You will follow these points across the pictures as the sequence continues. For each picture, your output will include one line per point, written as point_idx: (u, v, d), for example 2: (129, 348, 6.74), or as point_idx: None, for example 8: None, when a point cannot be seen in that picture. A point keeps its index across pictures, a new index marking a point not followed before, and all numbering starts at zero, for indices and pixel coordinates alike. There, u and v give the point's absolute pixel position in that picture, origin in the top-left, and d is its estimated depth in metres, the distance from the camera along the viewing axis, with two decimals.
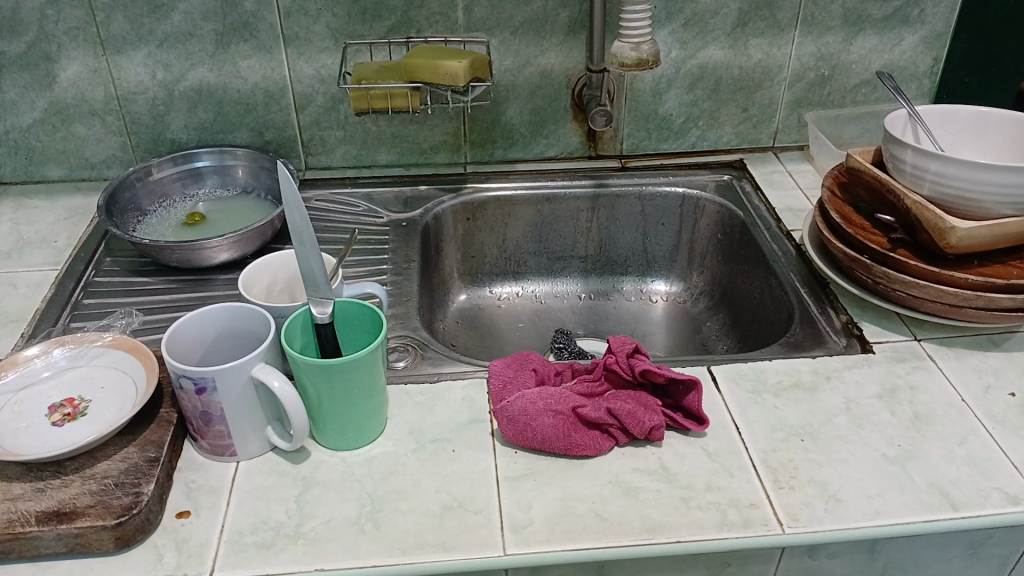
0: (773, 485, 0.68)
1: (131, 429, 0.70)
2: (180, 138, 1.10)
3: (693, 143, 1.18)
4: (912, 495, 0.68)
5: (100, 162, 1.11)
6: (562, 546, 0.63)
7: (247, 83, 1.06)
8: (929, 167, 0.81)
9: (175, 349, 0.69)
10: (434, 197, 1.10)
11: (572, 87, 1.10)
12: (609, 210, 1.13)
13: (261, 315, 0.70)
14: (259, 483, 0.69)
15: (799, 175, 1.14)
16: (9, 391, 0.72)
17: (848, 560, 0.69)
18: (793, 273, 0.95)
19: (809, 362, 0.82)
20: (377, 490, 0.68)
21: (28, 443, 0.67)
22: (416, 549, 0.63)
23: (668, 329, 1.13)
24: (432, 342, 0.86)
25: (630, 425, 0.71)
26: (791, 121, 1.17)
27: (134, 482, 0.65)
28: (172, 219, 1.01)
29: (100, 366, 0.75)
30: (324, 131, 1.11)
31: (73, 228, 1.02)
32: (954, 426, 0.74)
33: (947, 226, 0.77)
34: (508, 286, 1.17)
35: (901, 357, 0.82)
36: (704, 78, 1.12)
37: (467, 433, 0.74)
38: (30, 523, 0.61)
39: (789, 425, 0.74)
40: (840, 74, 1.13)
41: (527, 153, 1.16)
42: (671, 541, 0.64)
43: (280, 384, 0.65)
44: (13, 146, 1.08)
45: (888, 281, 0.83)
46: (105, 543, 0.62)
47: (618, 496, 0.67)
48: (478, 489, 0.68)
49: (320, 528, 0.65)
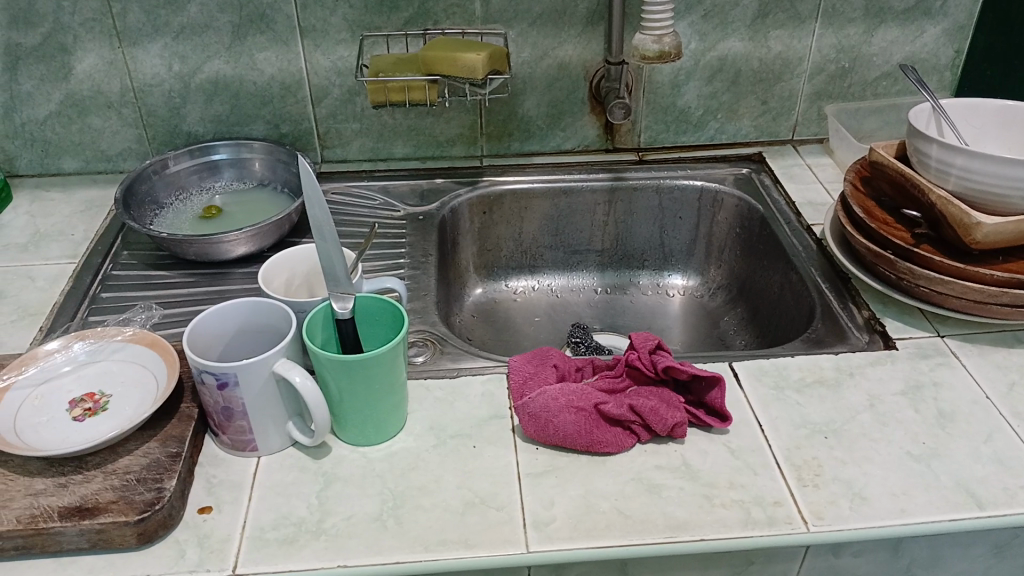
0: (796, 483, 0.68)
1: (153, 424, 0.69)
2: (196, 130, 1.09)
3: (711, 135, 1.16)
4: (938, 494, 0.67)
5: (116, 154, 1.10)
6: (585, 543, 0.63)
7: (263, 75, 1.05)
8: (955, 162, 0.79)
9: (196, 344, 0.69)
10: (450, 190, 1.09)
11: (590, 79, 1.09)
12: (626, 204, 1.13)
13: (281, 310, 0.70)
14: (280, 478, 0.69)
15: (818, 168, 1.12)
16: (29, 384, 0.72)
17: (872, 559, 0.68)
18: (813, 268, 0.95)
19: (831, 358, 0.81)
20: (399, 485, 0.68)
21: (49, 438, 0.67)
22: (439, 546, 0.63)
23: (685, 325, 1.12)
24: (450, 337, 0.85)
25: (653, 422, 0.70)
26: (810, 113, 1.16)
27: (156, 477, 0.64)
28: (189, 213, 1.00)
29: (120, 361, 0.74)
30: (340, 124, 1.10)
31: (89, 221, 1.02)
32: (979, 424, 0.74)
33: (973, 221, 0.76)
34: (524, 280, 1.17)
35: (924, 353, 0.82)
36: (724, 69, 1.10)
37: (488, 429, 0.73)
38: (53, 519, 0.61)
39: (813, 422, 0.74)
40: (860, 66, 1.12)
41: (544, 145, 1.15)
42: (694, 539, 0.63)
43: (301, 380, 0.65)
44: (29, 139, 1.08)
45: (911, 276, 0.82)
46: (128, 539, 0.62)
47: (640, 494, 0.67)
48: (500, 486, 0.68)
49: (342, 525, 0.65)
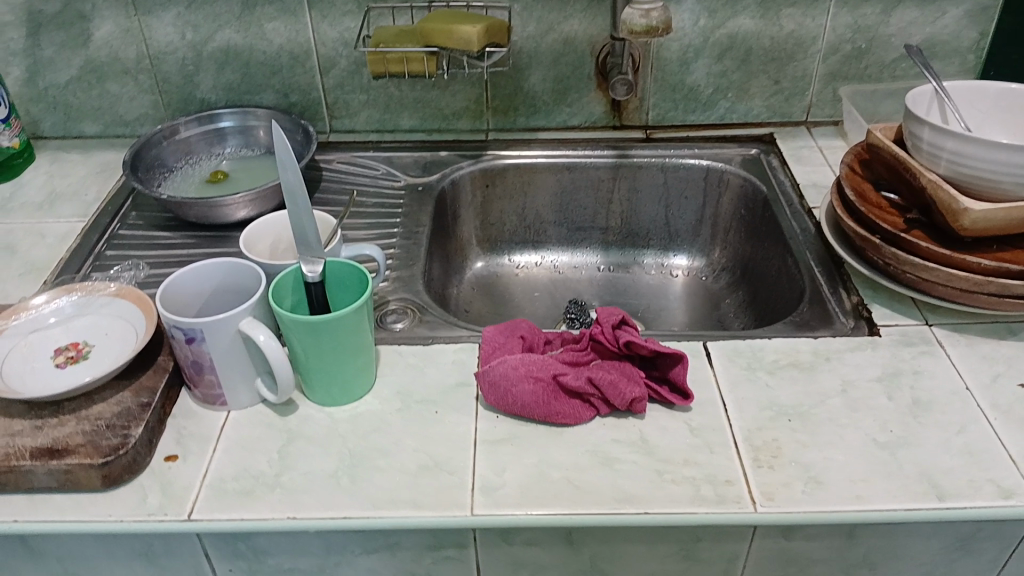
0: (752, 463, 0.67)
1: (130, 374, 0.73)
2: (209, 98, 1.13)
3: (722, 114, 1.15)
4: (897, 482, 0.66)
5: (134, 120, 1.15)
6: (529, 510, 0.64)
7: (273, 45, 1.08)
8: (945, 145, 0.77)
9: (172, 300, 0.72)
10: (453, 163, 1.10)
11: (595, 55, 1.08)
12: (631, 181, 1.12)
13: (252, 270, 0.72)
14: (247, 433, 0.71)
15: (829, 151, 1.10)
16: (20, 333, 0.76)
17: (827, 544, 0.67)
18: (808, 251, 0.93)
19: (810, 341, 0.80)
20: (358, 445, 0.70)
21: (31, 382, 0.70)
22: (387, 504, 0.65)
23: (685, 305, 1.11)
24: (431, 306, 0.87)
25: (610, 396, 0.71)
26: (824, 95, 1.13)
27: (125, 424, 0.68)
28: (195, 178, 1.03)
29: (107, 314, 0.78)
30: (348, 95, 1.12)
31: (103, 183, 1.06)
32: (953, 415, 0.72)
33: (959, 207, 0.74)
34: (528, 256, 1.18)
35: (908, 341, 0.80)
36: (734, 47, 1.08)
37: (452, 396, 0.75)
38: (24, 458, 0.64)
39: (779, 404, 0.73)
40: (877, 47, 1.08)
41: (550, 121, 1.15)
42: (640, 512, 0.64)
43: (265, 339, 0.67)
44: (52, 103, 1.13)
45: (897, 262, 0.80)
46: (94, 481, 0.65)
47: (593, 466, 0.67)
48: (456, 451, 0.69)
49: (299, 479, 0.67)
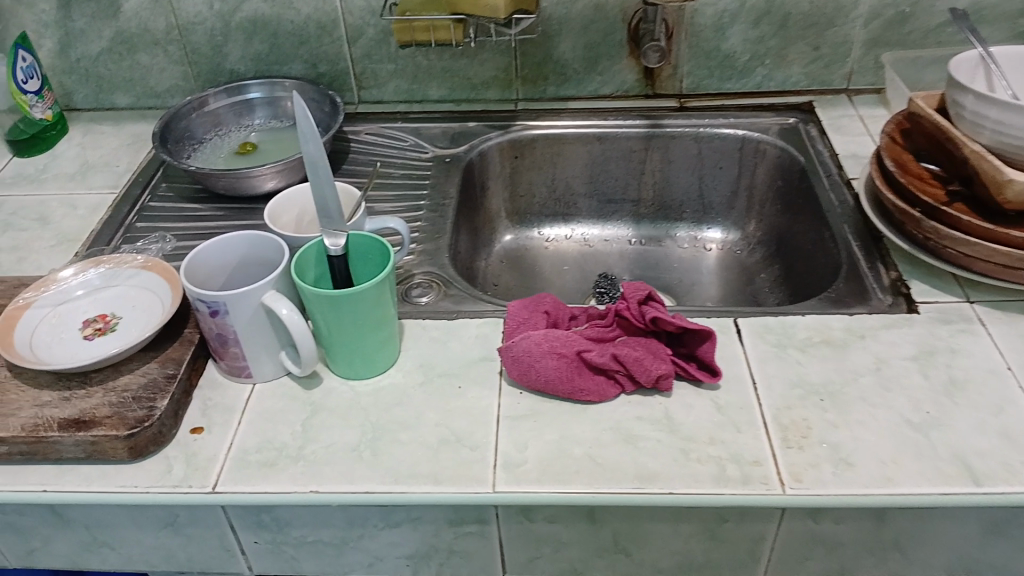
0: (780, 443, 0.66)
1: (156, 346, 0.73)
2: (238, 68, 1.12)
3: (759, 82, 1.11)
4: (930, 465, 0.64)
5: (164, 91, 1.15)
6: (549, 487, 0.63)
7: (300, 15, 1.06)
8: (989, 115, 0.73)
9: (197, 272, 0.72)
10: (481, 133, 1.09)
11: (627, 22, 1.05)
12: (663, 152, 1.09)
13: (275, 244, 0.72)
14: (270, 405, 0.72)
15: (870, 120, 1.06)
16: (50, 304, 0.77)
17: (856, 526, 0.66)
18: (846, 224, 0.90)
19: (843, 318, 0.78)
20: (380, 419, 0.70)
21: (59, 353, 0.71)
22: (407, 479, 0.65)
23: (718, 279, 1.09)
24: (456, 280, 0.86)
25: (635, 373, 0.69)
26: (867, 61, 1.09)
27: (150, 396, 0.68)
28: (224, 150, 1.03)
29: (134, 286, 0.78)
30: (376, 64, 1.11)
31: (134, 154, 1.07)
32: (992, 395, 0.69)
33: (1004, 178, 0.71)
34: (558, 228, 1.16)
35: (947, 318, 0.77)
36: (771, 13, 1.04)
37: (475, 371, 0.74)
38: (52, 429, 0.65)
39: (809, 382, 0.71)
40: (923, 11, 1.04)
41: (580, 90, 1.13)
42: (662, 491, 0.63)
43: (287, 313, 0.67)
44: (84, 75, 1.13)
45: (937, 236, 0.77)
46: (119, 452, 0.66)
47: (616, 443, 0.66)
48: (478, 426, 0.69)
49: (320, 452, 0.67)
